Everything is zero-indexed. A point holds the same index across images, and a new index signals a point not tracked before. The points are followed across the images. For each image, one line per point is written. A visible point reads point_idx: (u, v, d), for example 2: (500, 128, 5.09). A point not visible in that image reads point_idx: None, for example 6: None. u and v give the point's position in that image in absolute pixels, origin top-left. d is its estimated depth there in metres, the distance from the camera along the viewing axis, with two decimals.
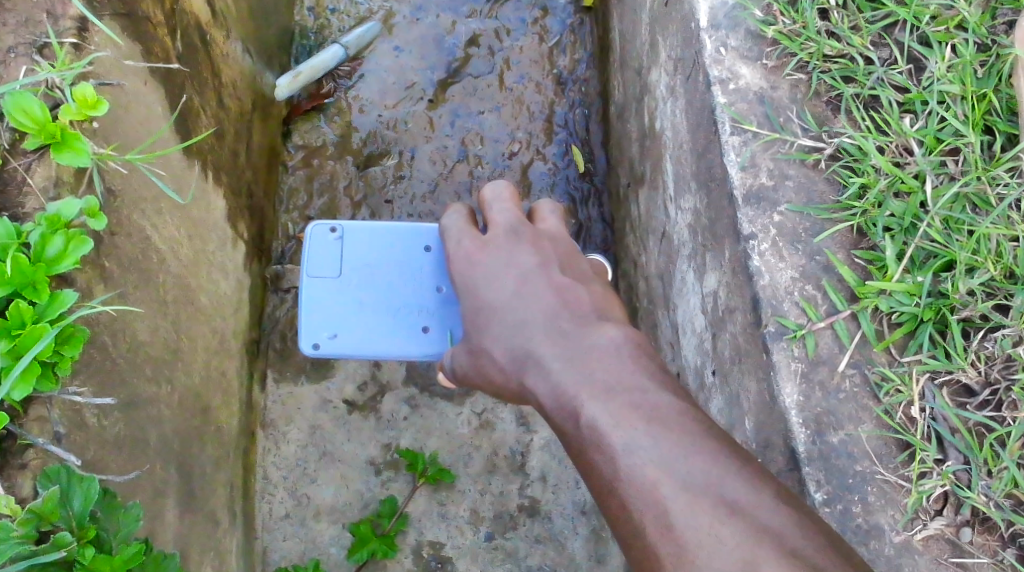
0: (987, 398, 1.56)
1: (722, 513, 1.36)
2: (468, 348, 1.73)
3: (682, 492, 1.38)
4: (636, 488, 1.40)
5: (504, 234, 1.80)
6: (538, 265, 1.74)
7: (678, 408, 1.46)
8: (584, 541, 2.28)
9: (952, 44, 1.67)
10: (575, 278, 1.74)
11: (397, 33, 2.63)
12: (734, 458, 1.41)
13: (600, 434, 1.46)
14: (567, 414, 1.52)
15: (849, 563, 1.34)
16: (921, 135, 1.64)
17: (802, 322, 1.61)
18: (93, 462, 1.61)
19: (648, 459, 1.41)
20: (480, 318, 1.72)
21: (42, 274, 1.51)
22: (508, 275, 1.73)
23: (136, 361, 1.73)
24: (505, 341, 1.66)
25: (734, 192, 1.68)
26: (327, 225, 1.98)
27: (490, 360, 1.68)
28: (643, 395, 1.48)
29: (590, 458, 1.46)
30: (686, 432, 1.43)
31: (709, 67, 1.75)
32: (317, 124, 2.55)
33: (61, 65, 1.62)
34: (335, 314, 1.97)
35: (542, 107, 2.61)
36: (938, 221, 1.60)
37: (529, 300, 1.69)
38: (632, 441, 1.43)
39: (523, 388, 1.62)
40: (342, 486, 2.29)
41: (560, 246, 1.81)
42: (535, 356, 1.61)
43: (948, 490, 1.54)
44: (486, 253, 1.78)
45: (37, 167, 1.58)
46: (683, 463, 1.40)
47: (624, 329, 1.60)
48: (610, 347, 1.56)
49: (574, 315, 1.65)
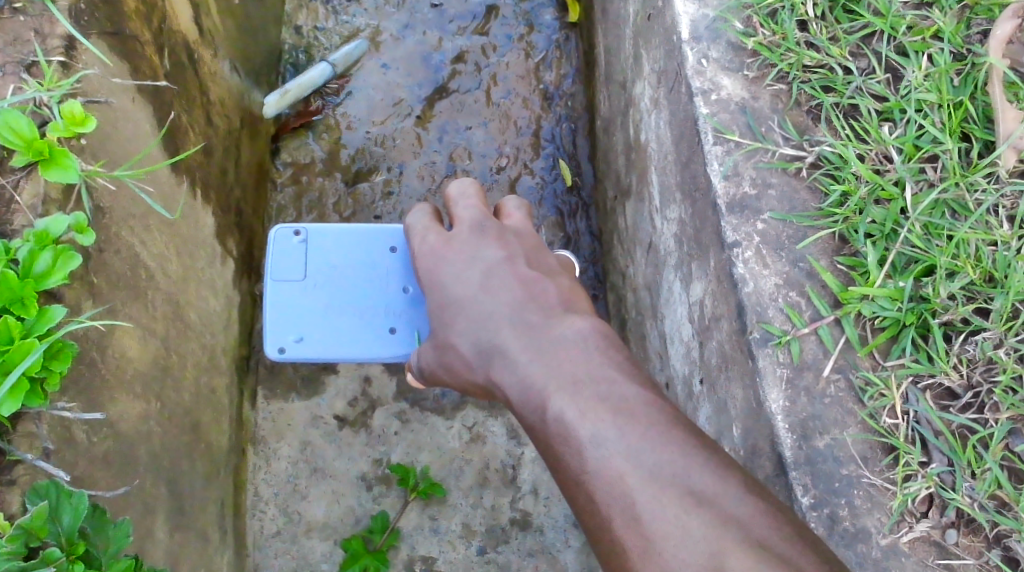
0: (969, 401, 1.57)
1: (688, 504, 1.37)
2: (434, 344, 1.76)
3: (648, 485, 1.40)
4: (603, 481, 1.42)
5: (470, 230, 1.82)
6: (503, 259, 1.75)
7: (645, 399, 1.48)
8: (576, 553, 2.28)
9: (929, 54, 1.69)
10: (541, 272, 1.75)
11: (384, 50, 2.65)
12: (701, 449, 1.42)
13: (567, 426, 1.48)
14: (532, 406, 1.54)
15: (817, 551, 1.36)
16: (900, 142, 1.66)
17: (786, 328, 1.62)
18: (81, 478, 1.61)
19: (615, 452, 1.43)
20: (448, 313, 1.74)
21: (31, 289, 1.52)
22: (473, 271, 1.75)
23: (125, 377, 1.74)
24: (472, 336, 1.68)
25: (717, 201, 1.70)
26: (291, 228, 2.00)
27: (457, 355, 1.71)
28: (610, 386, 1.50)
29: (557, 451, 1.48)
30: (653, 422, 1.45)
31: (691, 78, 1.77)
32: (305, 142, 2.56)
33: (49, 83, 1.64)
34: (301, 318, 2.00)
35: (529, 122, 2.63)
36: (918, 227, 1.62)
37: (496, 293, 1.70)
38: (599, 434, 1.45)
39: (490, 381, 1.64)
40: (333, 502, 2.29)
41: (526, 240, 1.83)
42: (501, 349, 1.63)
43: (933, 492, 1.55)
44: (452, 249, 1.80)
45: (25, 184, 1.59)
46: (649, 454, 1.42)
47: (592, 321, 1.61)
48: (576, 338, 1.58)
49: (540, 308, 1.66)
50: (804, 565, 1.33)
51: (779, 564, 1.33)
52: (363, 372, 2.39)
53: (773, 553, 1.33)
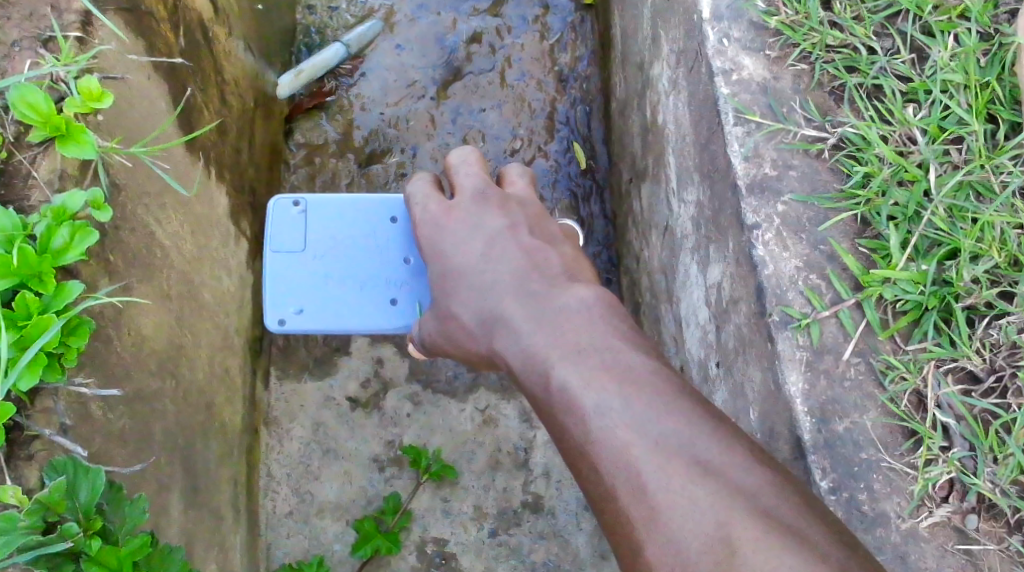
0: (992, 386, 1.56)
1: (694, 473, 1.36)
2: (437, 314, 1.75)
3: (654, 454, 1.38)
4: (608, 451, 1.41)
5: (471, 198, 1.80)
6: (505, 228, 1.74)
7: (651, 368, 1.47)
8: (588, 537, 2.28)
9: (955, 34, 1.67)
10: (544, 240, 1.74)
11: (399, 31, 2.63)
12: (708, 419, 1.42)
13: (571, 395, 1.47)
14: (536, 376, 1.53)
15: (826, 522, 1.35)
16: (924, 124, 1.64)
17: (806, 311, 1.61)
18: (98, 454, 1.61)
19: (620, 421, 1.42)
20: (450, 282, 1.73)
21: (49, 265, 1.51)
22: (476, 240, 1.74)
23: (141, 355, 1.74)
24: (474, 306, 1.67)
25: (738, 182, 1.69)
26: (290, 199, 2.00)
27: (460, 325, 1.70)
28: (615, 355, 1.49)
29: (561, 420, 1.47)
30: (659, 391, 1.44)
31: (711, 58, 1.76)
32: (319, 123, 2.56)
33: (65, 58, 1.62)
34: (301, 290, 1.99)
35: (544, 104, 2.62)
36: (942, 209, 1.60)
37: (498, 263, 1.70)
38: (604, 403, 1.44)
39: (492, 351, 1.63)
40: (346, 483, 2.29)
41: (528, 209, 1.81)
42: (504, 320, 1.62)
43: (955, 477, 1.54)
44: (453, 218, 1.78)
45: (42, 161, 1.58)
46: (655, 423, 1.41)
47: (596, 290, 1.60)
48: (580, 306, 1.57)
49: (543, 277, 1.65)
50: (814, 536, 1.33)
51: (787, 533, 1.32)
52: (376, 354, 2.38)
53: (781, 523, 1.33)
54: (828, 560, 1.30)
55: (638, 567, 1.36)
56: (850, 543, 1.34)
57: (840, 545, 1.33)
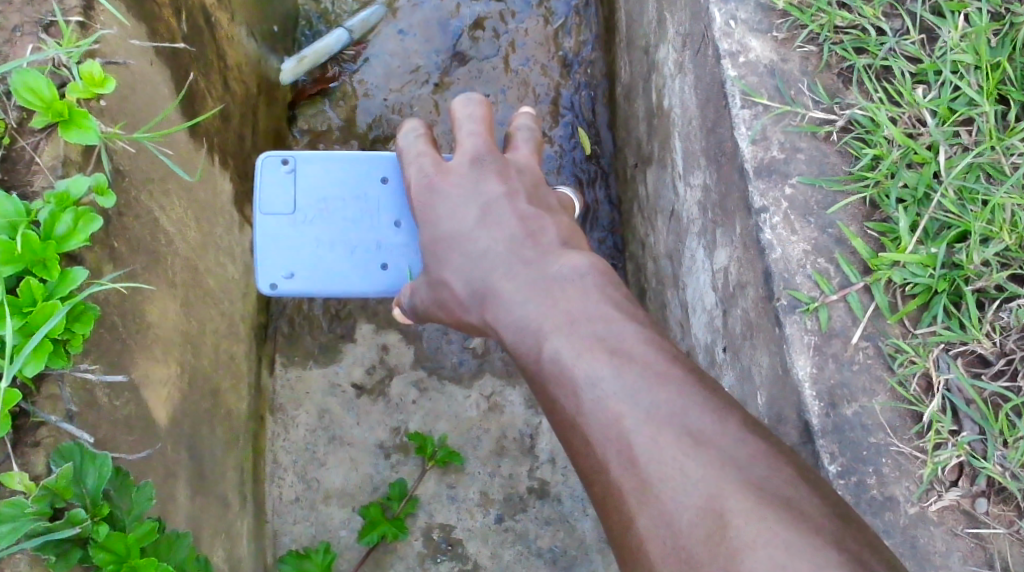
0: (1002, 368, 1.54)
1: (685, 445, 1.36)
2: (429, 282, 1.74)
3: (645, 425, 1.38)
4: (599, 421, 1.41)
5: (469, 161, 1.77)
6: (502, 194, 1.72)
7: (644, 339, 1.47)
8: (593, 522, 2.27)
9: (966, 13, 1.64)
10: (541, 209, 1.73)
11: (402, 16, 2.62)
12: (701, 390, 1.41)
13: (564, 365, 1.47)
14: (528, 345, 1.53)
15: (819, 494, 1.34)
16: (934, 105, 1.63)
17: (815, 294, 1.60)
18: (103, 441, 1.60)
19: (612, 392, 1.42)
20: (443, 249, 1.71)
21: (53, 252, 1.50)
22: (470, 206, 1.71)
23: (147, 342, 1.73)
24: (466, 274, 1.67)
25: (745, 165, 1.68)
26: (279, 157, 1.98)
27: (452, 294, 1.69)
28: (608, 325, 1.49)
29: (553, 391, 1.47)
30: (650, 362, 1.43)
31: (718, 40, 1.74)
32: (322, 109, 2.58)
33: (67, 43, 1.61)
34: (291, 252, 1.98)
35: (548, 89, 2.61)
36: (952, 191, 1.59)
37: (492, 229, 1.68)
38: (595, 373, 1.44)
39: (485, 320, 1.63)
40: (351, 469, 2.29)
41: (527, 175, 1.78)
42: (496, 287, 1.62)
43: (964, 460, 1.52)
44: (449, 181, 1.75)
45: (45, 146, 1.57)
46: (646, 393, 1.40)
47: (589, 258, 1.59)
48: (573, 275, 1.57)
49: (535, 244, 1.65)
50: (807, 508, 1.32)
51: (778, 505, 1.31)
52: (380, 341, 2.38)
53: (770, 494, 1.32)
54: (821, 533, 1.29)
55: (630, 538, 1.36)
56: (843, 518, 1.34)
57: (833, 516, 1.33)
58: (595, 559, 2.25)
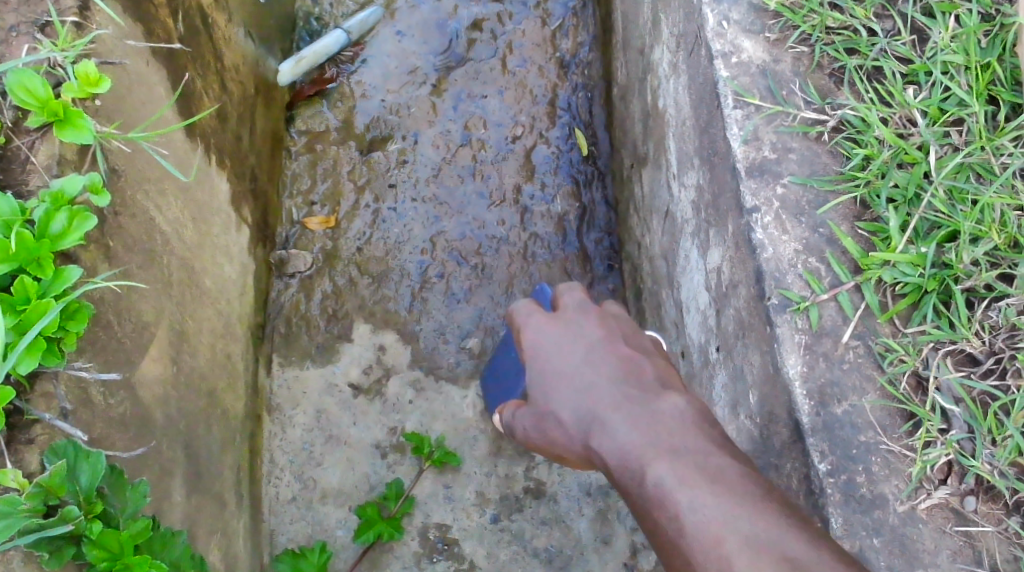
0: (991, 367, 1.55)
1: (783, 571, 1.28)
2: (534, 414, 1.63)
3: (745, 554, 1.30)
4: (697, 547, 1.33)
5: (575, 309, 1.66)
6: (604, 338, 1.61)
7: (740, 472, 1.39)
8: (589, 522, 2.27)
9: (956, 15, 1.66)
10: (642, 350, 1.61)
11: (400, 18, 2.67)
12: (801, 526, 1.33)
13: (665, 493, 1.38)
14: (629, 474, 1.43)
15: None
16: (924, 105, 1.64)
17: (806, 294, 1.61)
18: (98, 439, 1.61)
19: (711, 517, 1.34)
20: (545, 384, 1.60)
21: (47, 250, 1.51)
22: (575, 350, 1.60)
23: (142, 340, 1.74)
24: (571, 403, 1.55)
25: (737, 165, 1.68)
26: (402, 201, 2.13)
27: (557, 423, 1.57)
28: (707, 455, 1.40)
29: (654, 518, 1.38)
30: (753, 496, 1.35)
31: (711, 40, 1.76)
32: (320, 110, 2.59)
33: (63, 43, 1.62)
34: None
35: (545, 91, 2.63)
36: (942, 191, 1.60)
37: (596, 364, 1.57)
38: (696, 501, 1.36)
39: (588, 451, 1.52)
40: (348, 469, 2.29)
41: (625, 324, 1.66)
42: (601, 415, 1.51)
43: (952, 458, 1.53)
44: (557, 327, 1.64)
45: (41, 145, 1.57)
46: (748, 522, 1.33)
47: (690, 398, 1.50)
48: (677, 412, 1.47)
49: (638, 383, 1.54)
50: None
51: None
52: (377, 341, 2.40)
53: None
54: None
55: None
56: None
57: None
58: (592, 559, 2.24)
